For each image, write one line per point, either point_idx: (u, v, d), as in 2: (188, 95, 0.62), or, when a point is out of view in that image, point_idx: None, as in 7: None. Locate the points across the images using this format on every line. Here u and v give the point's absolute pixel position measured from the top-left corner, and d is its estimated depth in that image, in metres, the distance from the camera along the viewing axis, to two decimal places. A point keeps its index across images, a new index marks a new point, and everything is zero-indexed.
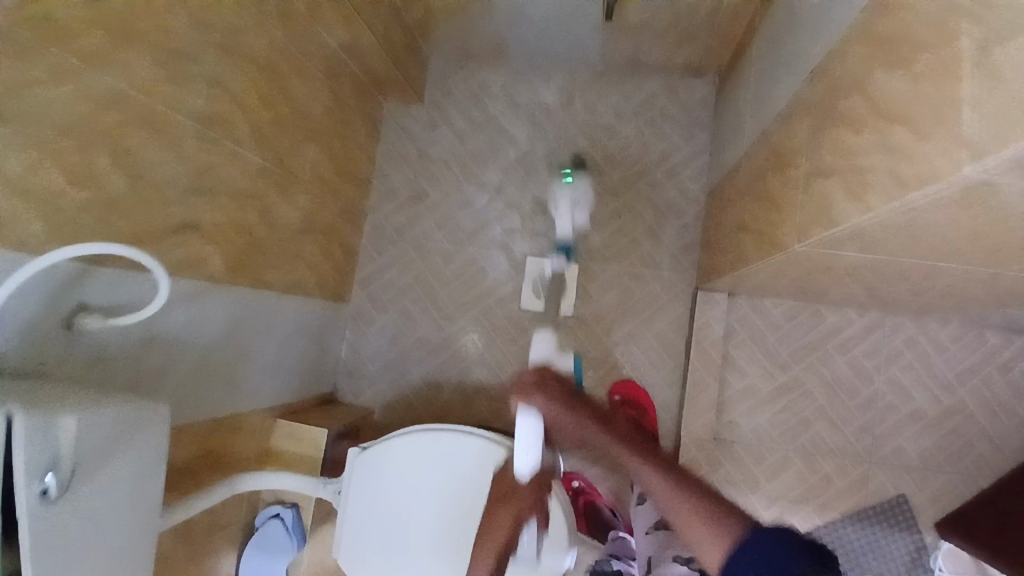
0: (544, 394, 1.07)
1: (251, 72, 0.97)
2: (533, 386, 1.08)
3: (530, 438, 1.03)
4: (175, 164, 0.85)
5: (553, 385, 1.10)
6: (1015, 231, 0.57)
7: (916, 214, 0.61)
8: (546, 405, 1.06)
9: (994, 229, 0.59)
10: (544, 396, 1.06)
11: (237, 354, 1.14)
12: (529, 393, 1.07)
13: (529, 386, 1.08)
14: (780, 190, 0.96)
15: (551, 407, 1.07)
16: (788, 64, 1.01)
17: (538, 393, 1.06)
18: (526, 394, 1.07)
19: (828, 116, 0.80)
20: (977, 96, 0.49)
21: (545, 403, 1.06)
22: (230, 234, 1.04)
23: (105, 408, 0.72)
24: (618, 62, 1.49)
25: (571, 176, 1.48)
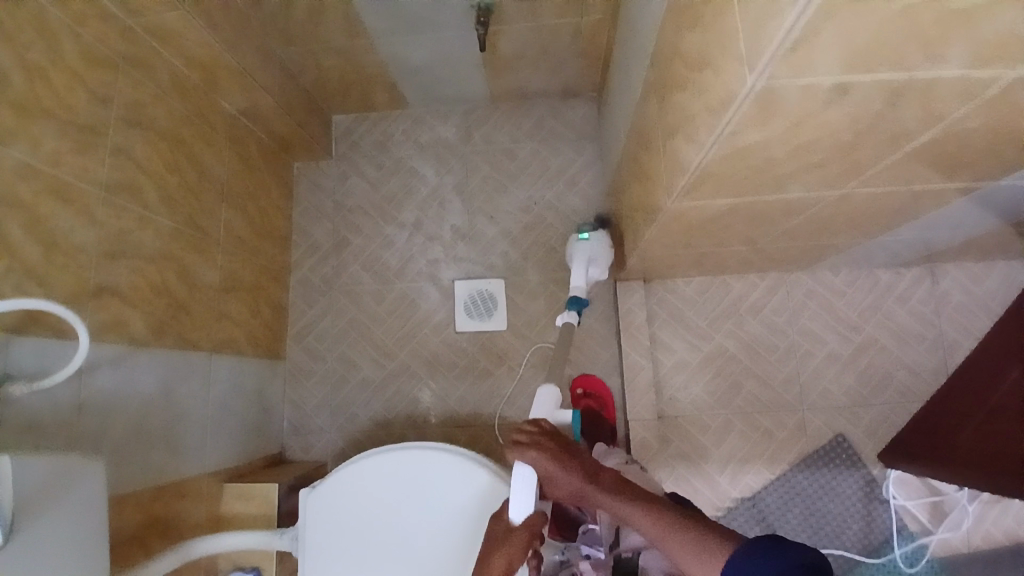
0: (539, 449, 0.87)
1: (161, 145, 1.13)
2: (529, 440, 0.89)
3: (522, 485, 0.85)
4: (89, 229, 0.97)
5: (551, 442, 0.89)
6: (844, 129, 0.66)
7: (743, 142, 0.70)
8: (544, 464, 0.86)
9: (816, 136, 0.68)
10: (537, 451, 0.86)
11: (175, 416, 1.14)
12: (524, 448, 0.87)
13: (524, 443, 0.89)
14: (648, 164, 1.03)
15: (546, 466, 0.86)
16: (633, 60, 1.10)
17: (531, 446, 0.87)
18: (518, 448, 0.88)
19: (664, 88, 0.87)
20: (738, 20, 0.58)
21: (544, 461, 0.86)
22: (151, 295, 1.09)
23: (35, 458, 0.73)
24: (505, 94, 1.57)
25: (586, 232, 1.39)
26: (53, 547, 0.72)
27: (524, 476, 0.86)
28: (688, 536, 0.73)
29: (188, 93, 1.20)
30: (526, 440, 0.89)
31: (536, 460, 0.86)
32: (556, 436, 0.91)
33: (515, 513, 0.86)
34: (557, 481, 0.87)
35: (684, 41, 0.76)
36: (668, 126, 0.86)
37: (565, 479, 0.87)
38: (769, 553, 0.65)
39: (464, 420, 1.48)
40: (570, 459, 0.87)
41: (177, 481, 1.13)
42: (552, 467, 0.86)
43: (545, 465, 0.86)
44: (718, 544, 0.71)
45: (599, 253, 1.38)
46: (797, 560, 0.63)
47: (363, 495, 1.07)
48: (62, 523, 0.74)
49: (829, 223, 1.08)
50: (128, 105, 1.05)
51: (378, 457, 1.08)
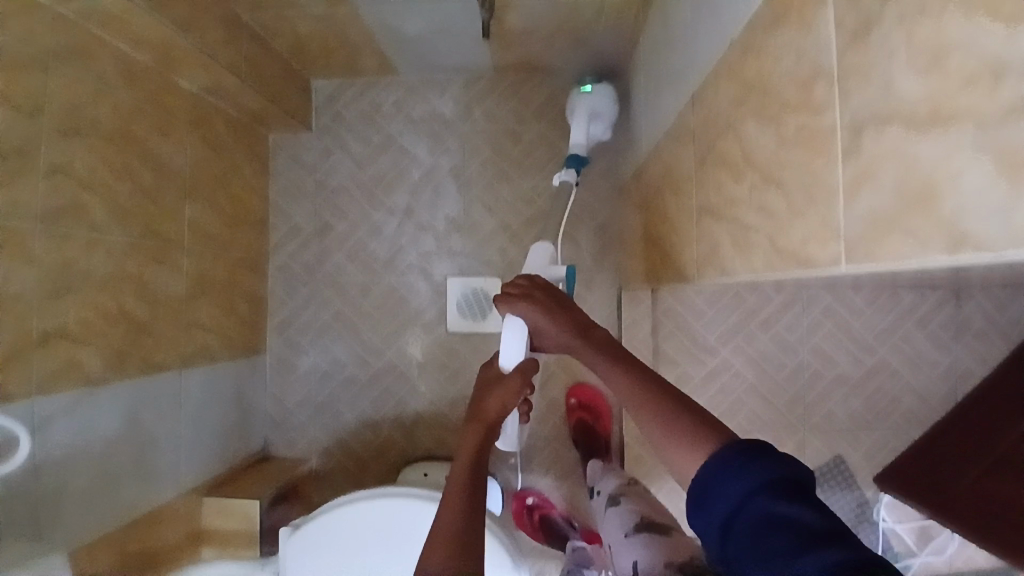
0: (529, 300, 0.83)
1: (106, 149, 0.96)
2: (524, 289, 0.85)
3: (510, 335, 0.83)
4: (26, 270, 0.83)
5: (545, 296, 0.84)
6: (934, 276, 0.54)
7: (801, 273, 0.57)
8: (530, 314, 0.82)
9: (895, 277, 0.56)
10: (526, 302, 0.82)
11: (146, 446, 1.07)
12: (512, 298, 0.84)
13: (513, 295, 0.84)
14: (675, 210, 0.89)
15: (531, 315, 0.82)
16: (667, 75, 0.92)
17: (519, 297, 0.83)
18: (509, 299, 0.85)
19: (708, 152, 0.73)
20: (832, 174, 0.44)
21: (529, 310, 0.82)
22: (107, 326, 0.98)
23: None
24: (511, 66, 1.36)
25: (588, 85, 1.27)
26: None
27: (513, 324, 0.83)
28: (664, 412, 0.58)
29: (135, 78, 1.01)
30: (517, 293, 0.85)
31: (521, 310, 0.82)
32: (549, 292, 0.85)
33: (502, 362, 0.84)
34: (547, 332, 0.81)
35: (745, 124, 0.61)
36: (707, 199, 0.73)
37: (553, 331, 0.80)
38: (746, 458, 0.47)
39: (455, 423, 1.43)
40: (562, 310, 0.81)
41: (153, 511, 1.08)
42: (541, 320, 0.81)
43: (532, 313, 0.82)
44: (702, 432, 0.53)
45: (603, 108, 1.27)
46: (768, 475, 0.45)
47: (351, 542, 1.00)
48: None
49: None
50: (64, 113, 0.87)
51: (371, 502, 1.00)
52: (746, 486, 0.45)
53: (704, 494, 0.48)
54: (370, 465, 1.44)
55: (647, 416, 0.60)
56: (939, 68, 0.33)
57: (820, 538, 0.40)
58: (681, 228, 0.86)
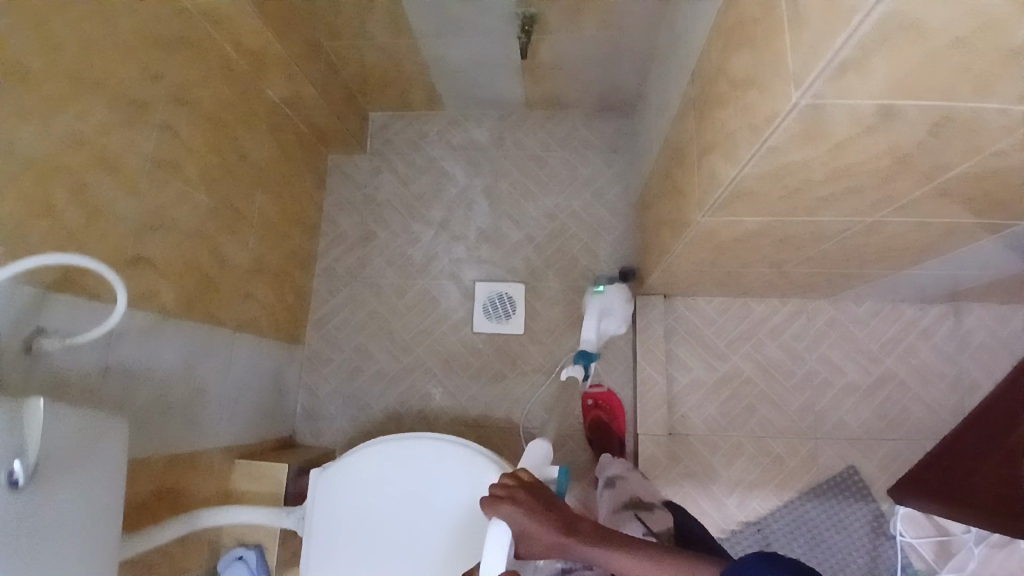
0: (513, 503, 0.87)
1: (204, 125, 1.16)
2: (504, 496, 0.89)
3: (500, 543, 0.81)
4: (131, 201, 1.00)
5: (526, 495, 0.89)
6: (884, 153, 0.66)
7: (778, 159, 0.70)
8: (514, 518, 0.84)
9: (852, 157, 0.68)
10: (518, 505, 0.86)
11: (195, 390, 1.16)
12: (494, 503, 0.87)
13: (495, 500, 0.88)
14: (682, 179, 1.03)
15: (516, 516, 0.85)
16: (674, 75, 1.10)
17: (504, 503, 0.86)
18: (492, 502, 0.88)
19: (705, 104, 0.88)
20: (793, 40, 0.58)
21: (517, 515, 0.84)
22: (184, 270, 1.12)
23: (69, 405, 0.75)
24: (540, 101, 1.58)
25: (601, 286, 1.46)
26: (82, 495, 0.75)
27: (498, 529, 0.82)
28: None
29: (236, 78, 1.23)
30: (502, 496, 0.89)
31: (509, 513, 0.84)
32: (530, 487, 0.93)
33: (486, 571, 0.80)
34: (531, 537, 0.83)
35: (732, 58, 0.77)
36: (706, 143, 0.88)
37: (546, 532, 0.83)
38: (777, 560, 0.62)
39: (475, 421, 1.49)
40: (548, 511, 0.86)
41: (190, 455, 1.15)
42: (528, 521, 0.84)
43: (521, 519, 0.84)
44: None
45: (610, 307, 1.46)
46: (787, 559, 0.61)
47: (400, 475, 1.08)
48: (87, 471, 0.76)
49: (858, 251, 1.07)
50: (179, 85, 1.08)
51: (421, 443, 1.09)
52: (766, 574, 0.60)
53: None
54: None
55: None
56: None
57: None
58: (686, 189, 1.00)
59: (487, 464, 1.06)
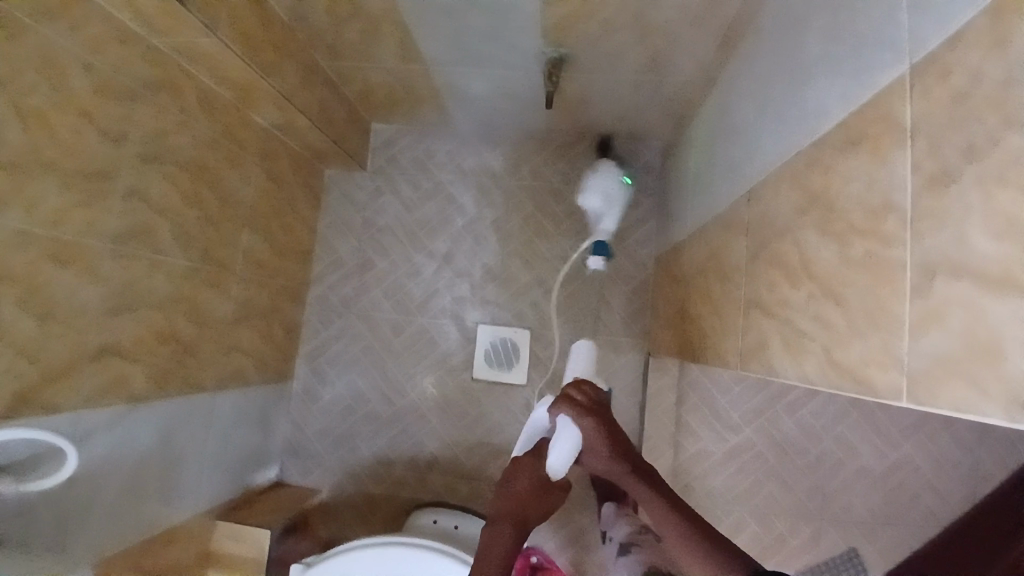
0: (592, 416, 0.92)
1: (181, 177, 1.01)
2: (586, 407, 0.93)
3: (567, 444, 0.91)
4: (92, 287, 0.87)
5: (605, 417, 0.94)
6: None
7: None
8: (592, 430, 0.91)
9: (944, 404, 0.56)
10: (595, 418, 0.92)
11: (174, 464, 1.08)
12: (578, 410, 0.93)
13: (579, 406, 0.94)
14: (717, 297, 0.91)
15: (591, 429, 0.91)
16: (718, 168, 0.97)
17: (587, 412, 0.92)
18: (573, 406, 0.93)
19: (761, 249, 0.76)
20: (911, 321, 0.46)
21: (591, 429, 0.91)
22: (157, 345, 1.01)
23: None
24: (563, 130, 1.42)
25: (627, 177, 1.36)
26: None
27: (565, 425, 0.93)
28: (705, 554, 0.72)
29: (217, 111, 1.07)
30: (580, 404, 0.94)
31: (580, 420, 0.91)
32: (604, 408, 0.96)
33: (550, 465, 0.93)
34: (597, 453, 0.91)
35: (806, 233, 0.64)
36: (762, 298, 0.75)
37: (600, 449, 0.91)
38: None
39: (468, 472, 1.43)
40: (619, 442, 0.91)
41: (169, 529, 1.10)
42: (596, 433, 0.91)
43: (592, 432, 0.92)
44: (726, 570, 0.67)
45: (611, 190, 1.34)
46: None
47: None
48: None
49: None
50: (147, 139, 0.93)
51: (368, 550, 1.04)
52: None
53: None
54: (379, 504, 1.43)
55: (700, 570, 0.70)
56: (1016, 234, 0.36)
57: None
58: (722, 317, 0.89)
59: (433, 555, 1.03)
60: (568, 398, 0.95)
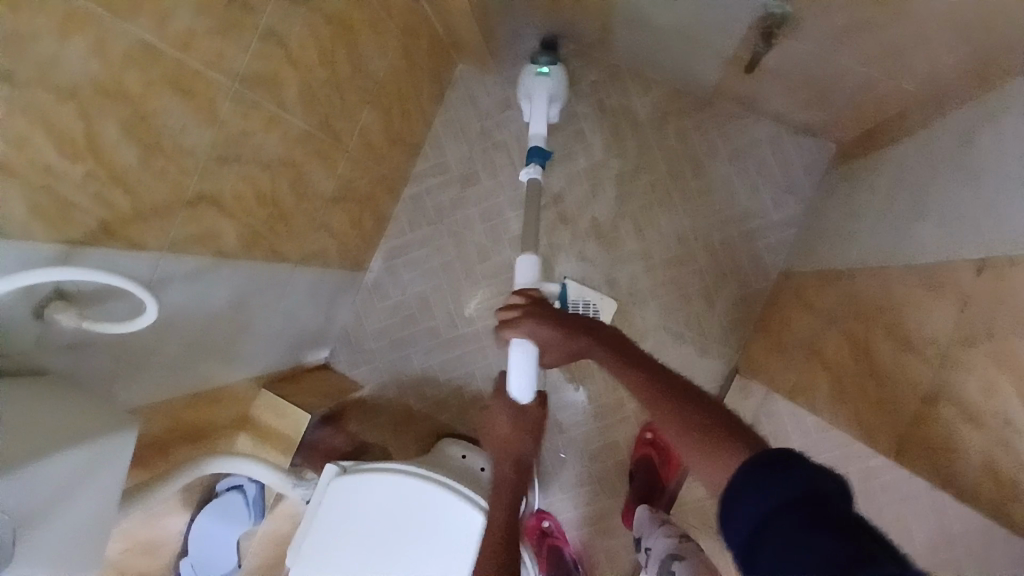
0: (534, 319, 0.89)
1: (320, 30, 0.89)
2: (523, 312, 0.90)
3: (523, 372, 0.91)
4: (206, 129, 0.78)
5: (545, 310, 0.90)
6: None
7: None
8: (534, 332, 0.88)
9: None
10: (537, 321, 0.88)
11: (237, 328, 1.04)
12: (517, 321, 0.90)
13: (517, 316, 0.91)
14: (886, 362, 0.79)
15: (539, 331, 0.88)
16: (935, 209, 0.80)
17: (522, 317, 0.89)
18: (510, 323, 0.91)
19: (986, 335, 0.62)
20: None
21: (535, 330, 0.88)
22: (254, 205, 0.94)
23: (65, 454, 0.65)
24: (731, 96, 1.23)
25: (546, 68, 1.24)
26: (68, 524, 0.68)
27: (518, 351, 0.91)
28: (672, 405, 0.63)
29: None
30: (514, 315, 0.92)
31: (527, 329, 0.89)
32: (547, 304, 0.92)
33: (516, 394, 0.95)
34: (552, 346, 0.89)
35: None
36: (968, 394, 0.63)
37: (555, 339, 0.87)
38: (776, 467, 0.48)
39: None
40: (567, 325, 0.85)
41: (217, 388, 1.07)
42: (549, 337, 0.88)
43: (538, 330, 0.89)
44: (716, 434, 0.57)
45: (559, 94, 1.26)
46: (795, 493, 0.45)
47: (388, 508, 0.99)
48: (88, 500, 0.70)
49: None
50: None
51: (403, 479, 0.99)
52: (769, 498, 0.47)
53: (726, 507, 0.50)
54: (413, 420, 1.40)
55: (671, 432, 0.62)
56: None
57: (824, 521, 0.43)
58: (898, 386, 0.76)
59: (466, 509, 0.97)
60: (504, 316, 0.92)
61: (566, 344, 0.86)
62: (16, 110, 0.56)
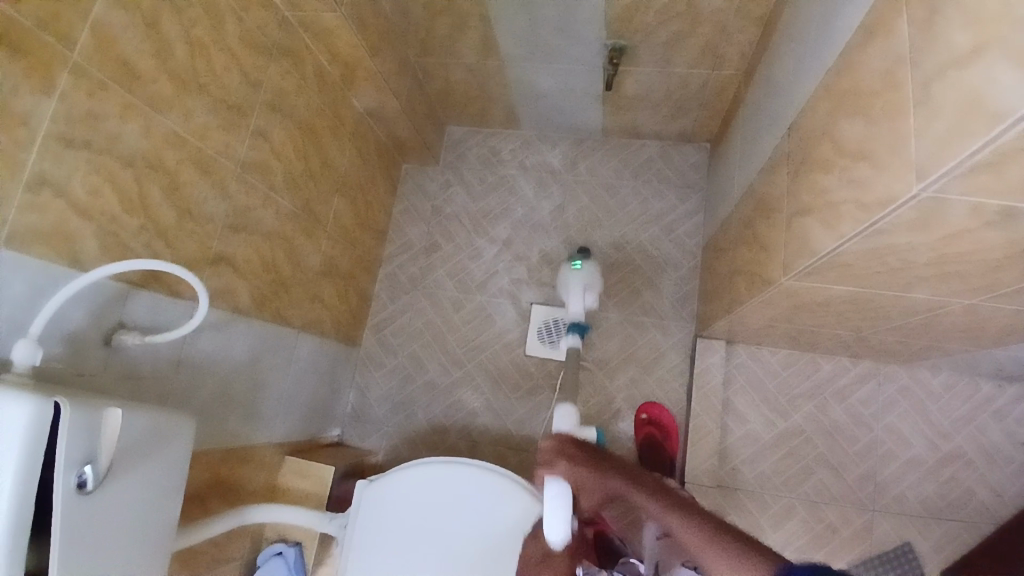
0: (569, 463, 1.03)
1: (294, 130, 1.19)
2: (555, 454, 1.05)
3: (560, 513, 0.96)
4: (219, 200, 1.03)
5: (575, 451, 1.05)
6: (991, 269, 0.70)
7: (884, 242, 0.70)
8: (567, 472, 1.02)
9: (955, 253, 0.68)
10: (571, 464, 1.02)
11: (257, 384, 1.20)
12: (551, 463, 1.04)
13: (550, 459, 1.05)
14: (766, 234, 1.01)
15: (572, 474, 1.02)
16: (768, 125, 1.08)
17: (558, 460, 1.03)
18: (547, 464, 1.04)
19: (804, 163, 0.87)
20: (920, 126, 0.57)
21: (568, 470, 1.02)
22: (260, 270, 1.16)
23: (140, 412, 0.78)
24: (618, 130, 1.58)
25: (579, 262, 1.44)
26: (140, 491, 0.77)
27: (554, 488, 0.99)
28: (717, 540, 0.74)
29: (326, 86, 1.27)
30: (548, 457, 1.06)
31: (563, 472, 1.01)
32: (582, 446, 1.06)
33: (549, 538, 0.98)
34: (585, 484, 1.02)
35: (842, 123, 0.76)
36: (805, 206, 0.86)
37: (589, 481, 1.01)
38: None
39: (516, 443, 1.49)
40: (600, 467, 1.01)
41: (245, 447, 1.20)
42: (580, 476, 1.02)
43: (571, 472, 1.02)
44: (760, 554, 0.69)
45: (592, 281, 1.45)
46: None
47: (416, 500, 1.11)
48: (155, 462, 0.80)
49: (947, 324, 1.01)
50: (278, 92, 1.13)
51: (418, 469, 1.13)
52: None
53: None
54: None
55: (711, 552, 0.73)
56: (980, 21, 0.50)
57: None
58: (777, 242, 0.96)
59: (476, 470, 1.11)
60: (543, 459, 1.06)
61: (599, 485, 1.00)
62: (93, 170, 0.81)
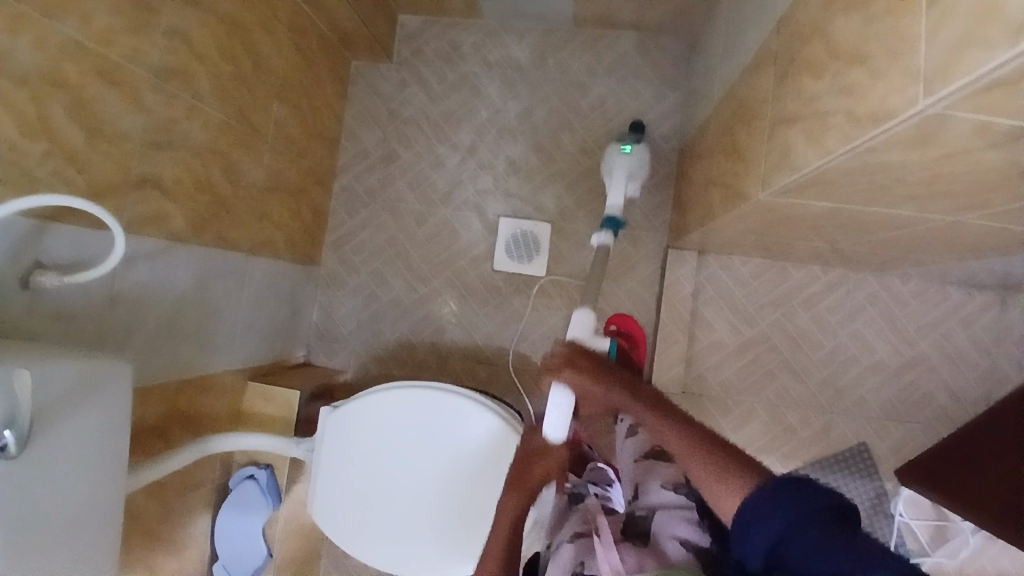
0: (572, 369, 0.92)
1: (218, 28, 1.04)
2: (562, 361, 0.94)
3: (560, 411, 0.91)
4: (135, 115, 0.91)
5: (587, 362, 0.93)
6: (982, 191, 0.64)
7: (871, 162, 0.63)
8: (575, 381, 0.91)
9: (946, 174, 0.62)
10: (574, 372, 0.92)
11: (208, 312, 1.14)
12: (557, 369, 0.93)
13: (557, 365, 0.94)
14: (744, 143, 0.93)
15: (578, 382, 0.91)
16: (755, 16, 0.96)
17: (562, 366, 0.92)
18: (553, 370, 0.94)
19: (792, 64, 0.77)
20: (931, 31, 0.48)
21: (575, 378, 0.91)
22: (194, 190, 1.06)
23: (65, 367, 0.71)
24: (591, 20, 1.42)
25: (629, 146, 1.30)
26: (75, 448, 0.72)
27: (558, 391, 0.91)
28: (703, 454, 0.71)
29: None
30: (558, 362, 0.94)
31: (568, 378, 0.91)
32: (590, 354, 0.95)
33: (547, 433, 0.93)
34: (590, 395, 0.92)
35: (839, 19, 0.65)
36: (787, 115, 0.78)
37: (596, 392, 0.91)
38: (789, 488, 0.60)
39: (485, 357, 1.47)
40: (605, 375, 0.91)
41: (204, 376, 1.16)
42: (586, 386, 0.91)
43: (578, 380, 0.91)
44: (735, 468, 0.66)
45: (637, 170, 1.30)
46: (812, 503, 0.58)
47: (383, 424, 1.10)
48: (91, 416, 0.74)
49: (924, 238, 0.97)
50: None
51: (384, 394, 1.10)
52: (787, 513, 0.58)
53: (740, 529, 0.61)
54: None
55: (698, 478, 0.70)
56: None
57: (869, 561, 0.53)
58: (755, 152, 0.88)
59: (443, 394, 1.09)
60: (547, 364, 0.96)
61: (606, 398, 0.91)
62: None
